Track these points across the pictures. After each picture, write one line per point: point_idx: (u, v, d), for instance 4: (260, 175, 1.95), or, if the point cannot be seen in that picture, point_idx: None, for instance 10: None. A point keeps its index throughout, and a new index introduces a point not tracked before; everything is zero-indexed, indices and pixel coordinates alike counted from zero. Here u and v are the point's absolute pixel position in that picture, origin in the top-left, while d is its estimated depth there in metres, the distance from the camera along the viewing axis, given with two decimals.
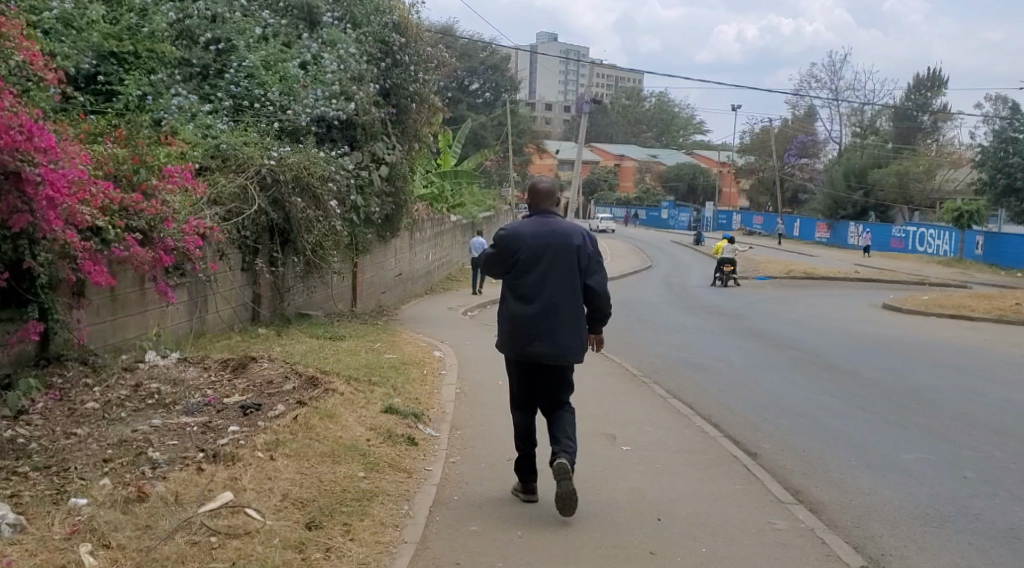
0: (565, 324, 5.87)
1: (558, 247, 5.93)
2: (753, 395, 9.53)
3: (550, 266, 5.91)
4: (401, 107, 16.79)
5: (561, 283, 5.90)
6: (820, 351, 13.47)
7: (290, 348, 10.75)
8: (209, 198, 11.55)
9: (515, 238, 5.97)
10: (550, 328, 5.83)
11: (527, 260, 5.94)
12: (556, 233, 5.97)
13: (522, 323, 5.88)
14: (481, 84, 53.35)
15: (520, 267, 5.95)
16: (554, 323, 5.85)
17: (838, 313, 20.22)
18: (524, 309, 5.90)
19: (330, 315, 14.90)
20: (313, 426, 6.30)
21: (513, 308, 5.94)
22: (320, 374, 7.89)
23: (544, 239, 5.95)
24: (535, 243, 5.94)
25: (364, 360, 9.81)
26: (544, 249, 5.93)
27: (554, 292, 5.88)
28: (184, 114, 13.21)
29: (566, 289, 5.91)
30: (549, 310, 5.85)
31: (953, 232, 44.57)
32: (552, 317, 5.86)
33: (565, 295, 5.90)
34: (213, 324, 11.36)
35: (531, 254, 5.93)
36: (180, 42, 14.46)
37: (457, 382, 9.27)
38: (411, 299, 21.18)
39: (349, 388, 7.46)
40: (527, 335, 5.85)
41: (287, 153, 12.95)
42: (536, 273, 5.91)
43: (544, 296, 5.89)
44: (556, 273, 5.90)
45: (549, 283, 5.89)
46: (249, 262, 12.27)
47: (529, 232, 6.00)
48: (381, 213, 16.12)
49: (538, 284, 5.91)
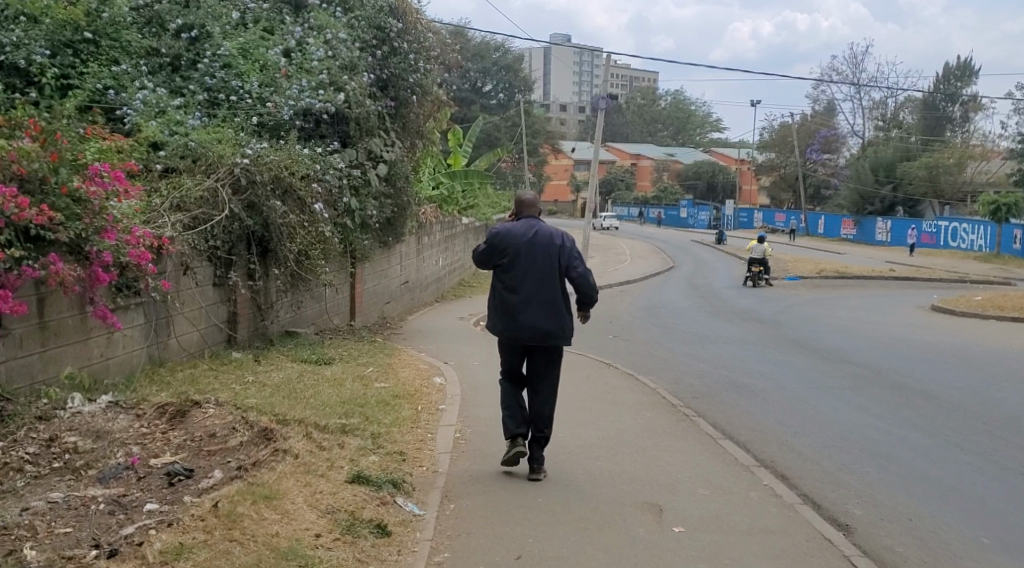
0: (552, 312, 6.15)
1: (543, 246, 6.24)
2: (822, 432, 7.92)
3: (536, 261, 6.20)
4: (400, 99, 15.18)
5: (546, 275, 6.19)
6: (878, 365, 11.82)
7: (264, 380, 9.12)
8: (167, 205, 9.99)
9: (502, 238, 6.27)
10: (536, 313, 6.12)
11: (515, 256, 6.23)
12: (541, 233, 6.27)
13: (513, 309, 6.16)
14: (495, 85, 51.52)
15: (508, 262, 6.24)
16: (540, 309, 6.13)
17: (887, 318, 18.47)
18: (513, 297, 6.18)
19: (322, 332, 13.24)
20: (240, 518, 4.67)
21: (503, 297, 6.22)
22: (277, 423, 6.16)
23: (531, 237, 6.26)
24: (523, 242, 6.23)
25: (347, 395, 8.18)
26: (531, 247, 6.24)
27: (540, 283, 6.17)
28: (150, 109, 11.67)
29: (550, 281, 6.19)
30: (536, 299, 6.14)
31: (990, 226, 42.70)
32: (538, 304, 6.13)
33: (552, 287, 6.18)
34: (177, 351, 9.74)
35: (519, 251, 6.23)
36: (148, 30, 12.97)
37: (457, 421, 7.60)
38: (419, 308, 19.51)
39: (312, 444, 5.78)
40: (516, 321, 6.12)
41: (265, 150, 11.29)
42: (524, 267, 6.20)
43: (531, 287, 6.17)
44: (542, 266, 6.20)
45: (536, 275, 6.19)
46: (222, 277, 10.61)
47: (516, 232, 6.30)
48: (381, 217, 14.46)
49: (524, 277, 6.19)
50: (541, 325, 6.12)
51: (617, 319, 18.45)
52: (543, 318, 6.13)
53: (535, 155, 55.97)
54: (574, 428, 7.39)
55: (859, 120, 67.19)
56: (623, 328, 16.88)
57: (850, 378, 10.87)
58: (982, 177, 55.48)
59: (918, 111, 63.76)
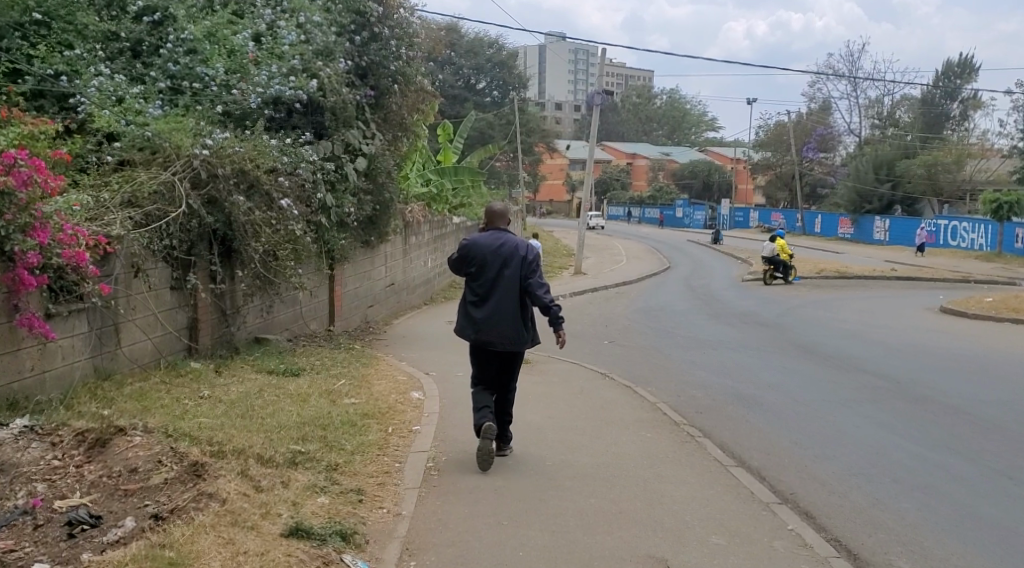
0: (513, 319, 6.50)
1: (507, 256, 6.57)
2: (850, 457, 7.16)
3: (499, 271, 6.54)
4: (381, 88, 14.32)
5: (508, 285, 6.53)
6: (893, 374, 10.97)
7: (222, 396, 8.19)
8: (116, 202, 9.06)
9: (470, 248, 6.63)
10: (497, 320, 6.48)
11: (482, 266, 6.59)
12: (506, 244, 6.61)
13: (478, 316, 6.53)
14: (488, 82, 50.43)
15: (476, 271, 6.60)
16: (502, 315, 6.49)
17: (893, 320, 17.66)
18: (478, 305, 6.54)
19: (296, 339, 12.33)
20: None
21: (470, 304, 6.58)
22: (212, 456, 5.24)
23: (496, 248, 6.61)
24: (489, 252, 6.58)
25: (309, 415, 7.26)
26: (496, 257, 6.57)
27: (503, 291, 6.52)
28: (105, 96, 10.74)
29: (512, 290, 6.53)
30: (497, 307, 6.49)
31: (991, 225, 41.86)
32: (500, 312, 6.49)
33: (513, 296, 6.52)
34: (127, 362, 8.78)
35: (485, 261, 6.57)
36: (107, 12, 11.98)
37: (433, 445, 6.70)
38: (406, 311, 18.58)
39: (247, 486, 4.90)
40: (480, 327, 6.48)
41: (228, 139, 10.35)
42: (488, 276, 6.55)
43: (494, 296, 6.53)
44: (505, 276, 6.54)
45: (500, 285, 6.53)
46: (181, 279, 9.66)
47: (483, 242, 6.65)
48: (361, 215, 13.56)
49: (488, 285, 6.54)
50: (501, 329, 6.47)
51: (612, 322, 17.53)
52: (504, 324, 6.48)
53: (530, 153, 54.90)
54: (563, 454, 6.53)
55: (855, 118, 66.37)
56: (618, 332, 16.00)
57: (865, 389, 10.01)
58: (981, 175, 54.79)
59: (916, 109, 62.91)
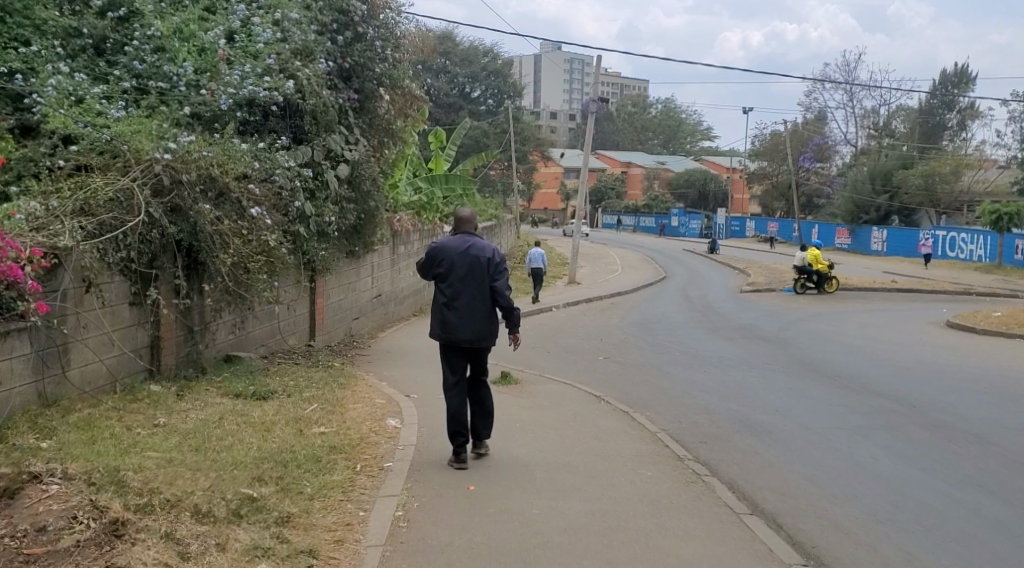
0: (481, 318, 6.72)
1: (475, 258, 6.78)
2: (880, 497, 6.41)
3: (467, 273, 6.75)
4: (365, 92, 13.58)
5: (477, 286, 6.75)
6: (907, 395, 10.26)
7: (177, 425, 7.44)
8: (67, 210, 8.30)
9: (438, 251, 6.83)
10: (467, 320, 6.69)
11: (450, 268, 6.79)
12: (474, 247, 6.82)
13: (447, 316, 6.73)
14: (483, 91, 49.72)
15: (445, 273, 6.79)
16: (471, 315, 6.70)
17: (899, 336, 16.90)
18: (447, 305, 6.74)
19: (271, 356, 11.53)
20: None
21: (440, 305, 6.78)
22: (134, 514, 4.71)
23: (465, 250, 6.81)
24: (457, 255, 6.79)
25: (273, 448, 6.52)
26: (465, 259, 6.79)
27: (472, 292, 6.74)
28: (63, 95, 9.98)
29: (480, 291, 6.75)
30: (467, 307, 6.71)
31: (991, 236, 41.13)
32: (470, 312, 6.70)
33: (481, 297, 6.74)
34: (79, 385, 8.02)
35: (454, 263, 6.78)
36: (69, 7, 11.21)
37: (408, 484, 5.99)
38: (393, 324, 17.81)
39: (167, 557, 4.50)
40: (450, 326, 6.69)
41: (193, 141, 9.59)
42: (457, 277, 6.76)
43: (463, 296, 6.74)
44: (474, 278, 6.75)
45: (468, 286, 6.74)
46: (140, 293, 8.87)
47: (451, 246, 6.85)
48: (342, 224, 12.78)
49: (457, 286, 6.74)
50: (470, 327, 6.68)
51: (607, 337, 16.79)
52: (473, 323, 6.69)
53: (525, 162, 54.14)
54: (553, 500, 5.77)
55: (852, 127, 65.65)
56: (614, 347, 15.27)
57: (878, 413, 9.29)
58: (979, 186, 54.06)
59: (912, 119, 62.26)
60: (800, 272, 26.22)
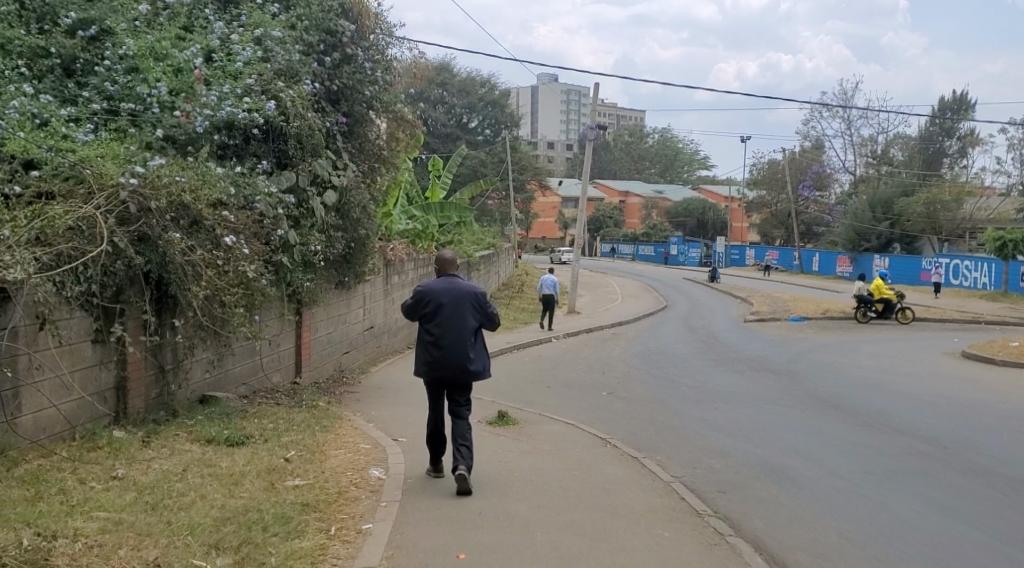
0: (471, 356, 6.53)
1: (462, 297, 6.58)
2: (927, 558, 5.72)
3: (454, 314, 6.52)
4: (355, 115, 12.91)
5: (463, 327, 6.52)
6: (932, 434, 9.60)
7: (138, 477, 6.72)
8: (21, 238, 7.43)
9: (424, 292, 6.59)
10: (458, 358, 6.48)
11: (436, 307, 6.55)
12: (460, 285, 6.62)
13: (437, 356, 6.50)
14: (480, 121, 49.12)
15: (430, 313, 6.55)
16: (462, 354, 6.50)
17: (913, 367, 16.20)
18: (435, 345, 6.51)
19: (252, 396, 10.80)
20: None
21: (427, 343, 6.54)
22: None
23: (450, 290, 6.60)
24: (444, 293, 6.56)
25: (241, 504, 5.85)
26: (451, 298, 6.57)
27: (460, 329, 6.52)
28: (25, 116, 9.28)
29: (468, 329, 6.55)
30: (457, 344, 6.49)
31: (995, 263, 40.36)
32: (460, 350, 6.49)
33: (470, 334, 6.54)
34: (32, 432, 7.34)
35: (441, 302, 6.55)
36: (37, 26, 10.58)
37: (391, 549, 5.36)
38: (387, 357, 17.06)
39: None
40: (441, 364, 6.48)
41: (164, 165, 8.88)
42: (445, 315, 6.52)
43: (452, 334, 6.51)
44: (463, 315, 6.54)
45: (456, 327, 6.52)
46: (104, 330, 8.14)
47: (436, 286, 6.63)
48: (330, 253, 12.06)
49: (446, 324, 6.52)
50: (461, 365, 6.49)
51: (611, 369, 16.08)
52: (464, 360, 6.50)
53: (523, 191, 53.45)
54: None
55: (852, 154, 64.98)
56: (618, 380, 14.57)
57: (908, 454, 8.60)
58: (982, 213, 53.35)
59: (913, 146, 61.62)
60: (862, 301, 25.78)
